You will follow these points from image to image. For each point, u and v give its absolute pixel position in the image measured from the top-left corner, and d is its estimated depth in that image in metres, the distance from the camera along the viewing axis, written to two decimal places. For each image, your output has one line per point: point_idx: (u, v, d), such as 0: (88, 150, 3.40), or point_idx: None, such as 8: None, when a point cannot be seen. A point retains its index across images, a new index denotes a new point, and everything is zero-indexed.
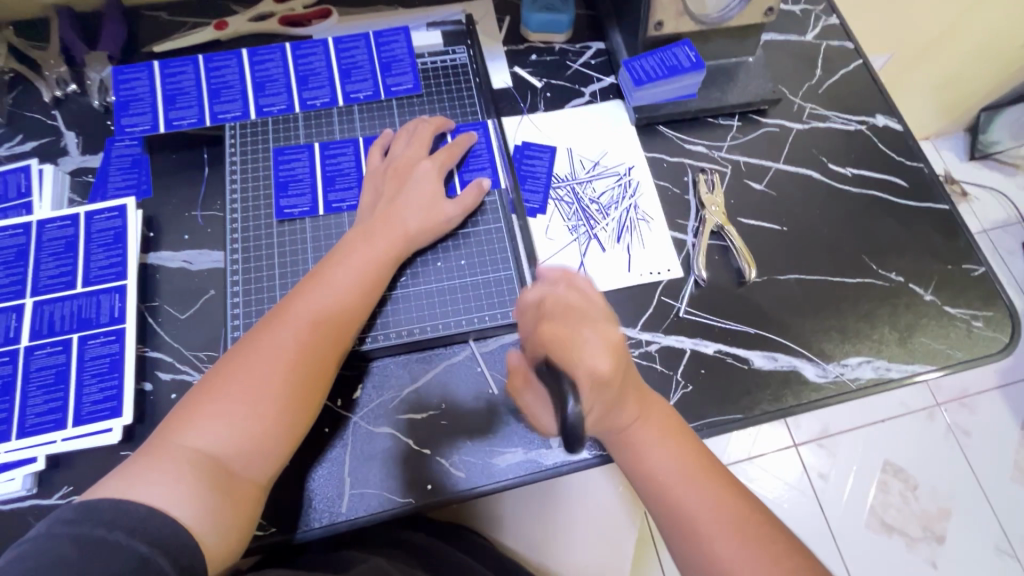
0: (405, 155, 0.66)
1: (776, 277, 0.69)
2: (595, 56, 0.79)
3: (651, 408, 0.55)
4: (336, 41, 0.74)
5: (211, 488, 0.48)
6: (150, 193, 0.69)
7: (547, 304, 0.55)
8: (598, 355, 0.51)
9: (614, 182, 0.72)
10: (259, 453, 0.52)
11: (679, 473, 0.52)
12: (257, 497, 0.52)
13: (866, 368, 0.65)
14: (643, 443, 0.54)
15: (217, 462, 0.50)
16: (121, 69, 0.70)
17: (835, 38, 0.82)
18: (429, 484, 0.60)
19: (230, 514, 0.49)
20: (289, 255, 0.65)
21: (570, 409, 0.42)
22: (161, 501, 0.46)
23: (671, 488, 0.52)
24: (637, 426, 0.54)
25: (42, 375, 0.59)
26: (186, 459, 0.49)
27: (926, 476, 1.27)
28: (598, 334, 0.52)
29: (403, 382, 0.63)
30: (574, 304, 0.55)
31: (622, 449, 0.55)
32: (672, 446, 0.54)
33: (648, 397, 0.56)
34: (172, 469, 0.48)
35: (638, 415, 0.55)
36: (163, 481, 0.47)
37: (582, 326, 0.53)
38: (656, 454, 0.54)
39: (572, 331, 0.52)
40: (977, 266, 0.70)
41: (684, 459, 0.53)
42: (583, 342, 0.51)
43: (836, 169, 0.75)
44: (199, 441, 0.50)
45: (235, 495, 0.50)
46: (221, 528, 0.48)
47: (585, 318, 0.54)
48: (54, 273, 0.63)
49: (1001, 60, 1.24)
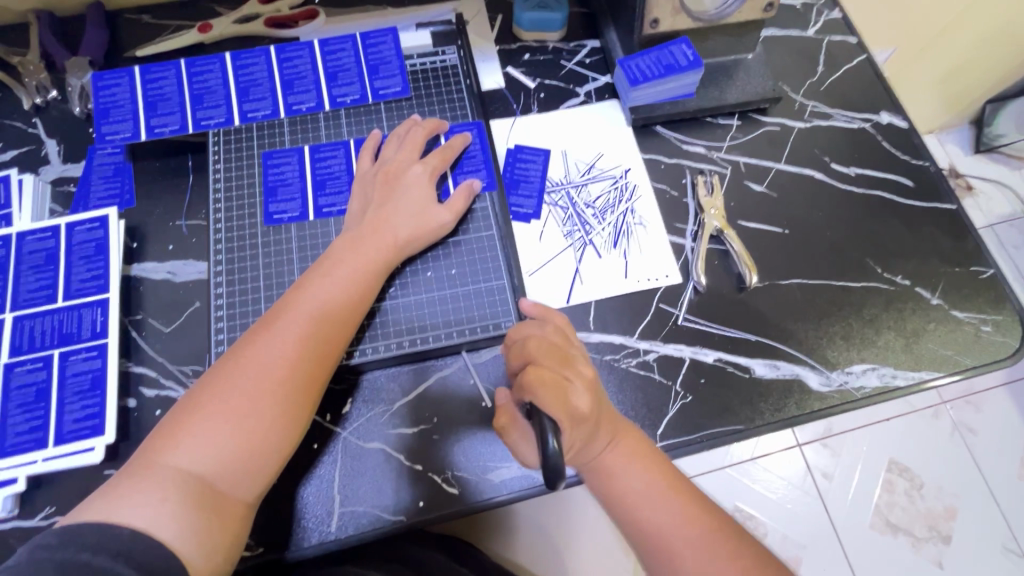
0: (395, 159, 0.64)
1: (778, 282, 0.67)
2: (589, 55, 0.77)
3: (623, 431, 0.53)
4: (322, 43, 0.72)
5: (197, 508, 0.46)
6: (133, 203, 0.67)
7: (529, 343, 0.53)
8: (582, 394, 0.50)
9: (610, 186, 0.70)
10: (247, 472, 0.50)
11: (652, 495, 0.50)
12: (246, 516, 0.50)
13: (871, 375, 0.63)
14: (616, 466, 0.51)
15: (203, 482, 0.48)
16: (101, 75, 0.68)
17: (837, 33, 0.80)
18: (422, 500, 0.58)
19: (219, 534, 0.47)
20: (273, 265, 0.63)
21: (550, 447, 0.44)
22: (145, 521, 0.44)
23: (643, 511, 0.50)
24: (611, 450, 0.52)
25: (22, 393, 0.57)
26: (171, 478, 0.47)
27: (932, 475, 1.25)
28: (580, 372, 0.52)
29: (394, 395, 0.61)
30: (557, 345, 0.54)
31: (594, 474, 0.53)
32: (643, 467, 0.52)
33: (619, 420, 0.53)
34: (157, 490, 0.46)
35: (611, 438, 0.52)
36: (147, 501, 0.45)
37: (567, 367, 0.52)
38: (629, 478, 0.51)
39: (557, 372, 0.51)
40: (985, 268, 0.68)
41: (655, 479, 0.51)
42: (569, 383, 0.51)
43: (839, 169, 0.72)
44: (184, 459, 0.48)
45: (223, 514, 0.48)
46: (208, 549, 0.46)
47: (567, 356, 0.53)
48: (35, 286, 0.61)
49: (1007, 51, 1.21)
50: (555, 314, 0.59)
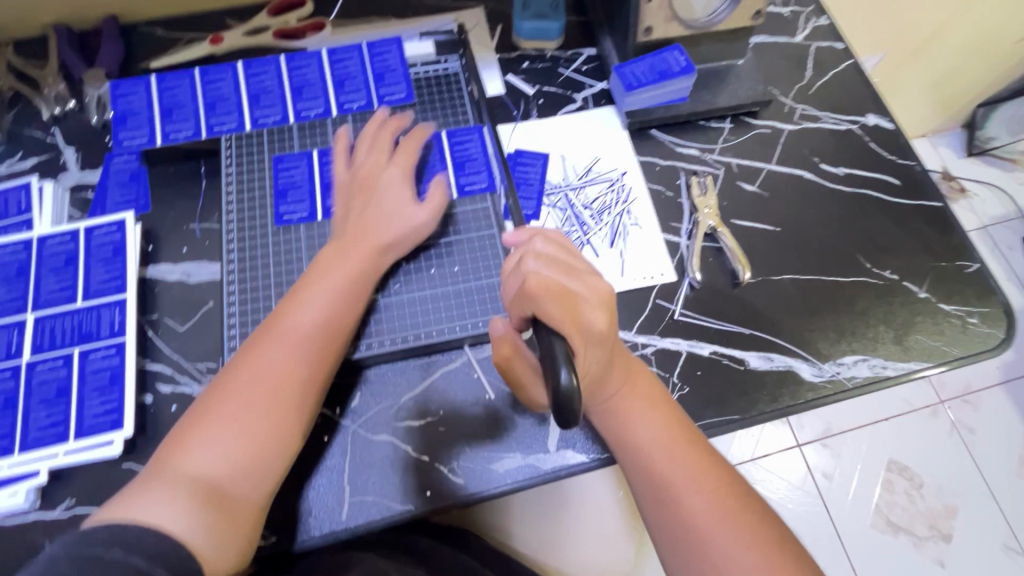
0: (367, 165, 0.66)
1: (771, 278, 0.69)
2: (586, 62, 0.80)
3: (637, 377, 0.55)
4: (329, 53, 0.75)
5: (205, 508, 0.48)
6: (148, 208, 0.70)
7: (528, 258, 0.52)
8: (592, 311, 0.49)
9: (607, 188, 0.73)
10: (251, 473, 0.52)
11: (664, 442, 0.52)
12: (256, 513, 0.52)
13: (862, 366, 0.65)
14: (628, 411, 0.53)
15: (210, 483, 0.50)
16: (118, 84, 0.71)
17: (825, 40, 0.83)
18: (429, 490, 0.60)
19: (228, 532, 0.49)
20: (283, 264, 0.66)
21: (564, 379, 0.40)
22: (157, 520, 0.46)
23: (656, 459, 0.51)
24: (623, 394, 0.53)
25: (43, 389, 0.59)
26: (180, 483, 0.49)
27: (931, 473, 1.27)
28: (590, 287, 0.51)
29: (401, 389, 0.63)
30: (558, 257, 0.53)
31: (608, 420, 0.54)
32: (658, 417, 0.53)
33: (634, 366, 0.55)
34: (166, 490, 0.48)
35: (624, 383, 0.54)
36: (158, 504, 0.47)
37: (572, 278, 0.51)
38: (643, 426, 0.53)
39: (563, 283, 0.50)
40: (971, 262, 0.70)
41: (669, 431, 0.53)
42: (577, 296, 0.49)
43: (828, 169, 0.75)
44: (192, 466, 0.50)
45: (232, 513, 0.50)
46: (218, 545, 0.48)
47: (572, 271, 0.51)
48: (55, 288, 0.64)
49: (994, 56, 1.24)
50: (545, 230, 0.57)
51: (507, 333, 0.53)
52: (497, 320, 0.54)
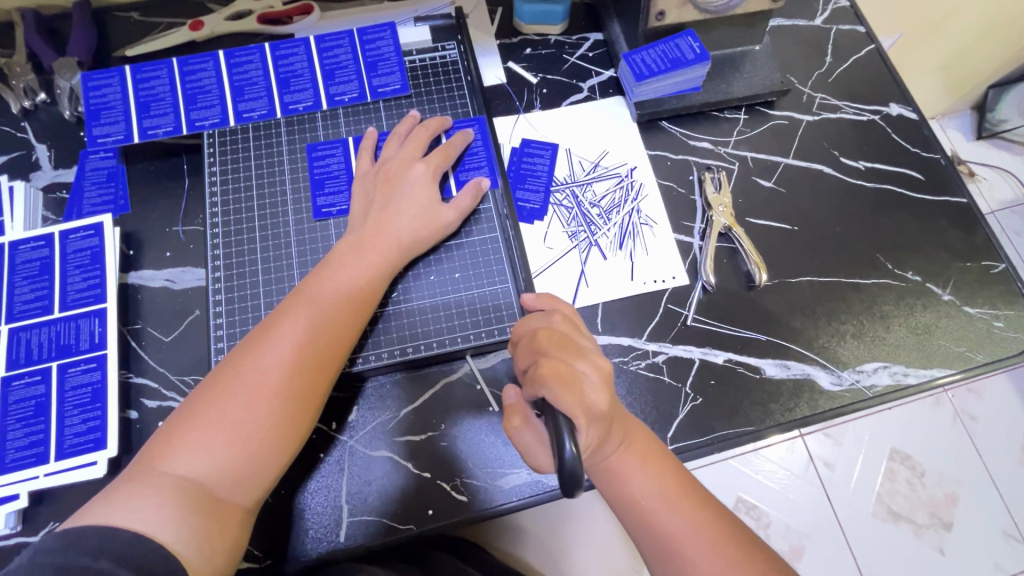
0: (396, 159, 0.63)
1: (787, 280, 0.65)
2: (592, 48, 0.75)
3: (634, 433, 0.52)
4: (318, 40, 0.70)
5: (198, 514, 0.44)
6: (128, 208, 0.66)
7: (539, 335, 0.51)
8: (596, 389, 0.47)
9: (615, 185, 0.69)
10: (244, 479, 0.48)
11: (663, 496, 0.49)
12: (247, 519, 0.48)
13: (882, 374, 0.63)
14: (627, 470, 0.50)
15: (201, 489, 0.46)
16: (90, 76, 0.66)
17: (845, 22, 0.78)
18: (430, 509, 0.57)
19: (219, 538, 0.45)
20: (273, 270, 0.62)
21: (567, 451, 0.39)
22: (146, 524, 0.42)
23: (655, 513, 0.48)
24: (621, 453, 0.50)
25: (21, 407, 0.56)
26: (169, 485, 0.45)
27: (933, 461, 1.17)
28: (595, 366, 0.49)
29: (400, 402, 0.60)
30: (567, 334, 0.52)
31: (603, 477, 0.51)
32: (654, 470, 0.50)
33: (631, 422, 0.52)
34: (156, 494, 0.44)
35: (622, 442, 0.51)
36: (144, 505, 0.43)
37: (578, 356, 0.49)
38: (639, 480, 0.50)
39: (569, 363, 0.48)
40: (997, 262, 0.67)
41: (666, 480, 0.50)
42: (581, 373, 0.48)
43: (848, 162, 0.71)
44: (182, 468, 0.46)
45: (224, 519, 0.46)
46: (208, 555, 0.44)
47: (575, 348, 0.50)
48: (30, 297, 0.60)
49: (1012, 34, 1.19)
50: (562, 305, 0.57)
51: (518, 402, 0.51)
52: (511, 387, 0.53)
